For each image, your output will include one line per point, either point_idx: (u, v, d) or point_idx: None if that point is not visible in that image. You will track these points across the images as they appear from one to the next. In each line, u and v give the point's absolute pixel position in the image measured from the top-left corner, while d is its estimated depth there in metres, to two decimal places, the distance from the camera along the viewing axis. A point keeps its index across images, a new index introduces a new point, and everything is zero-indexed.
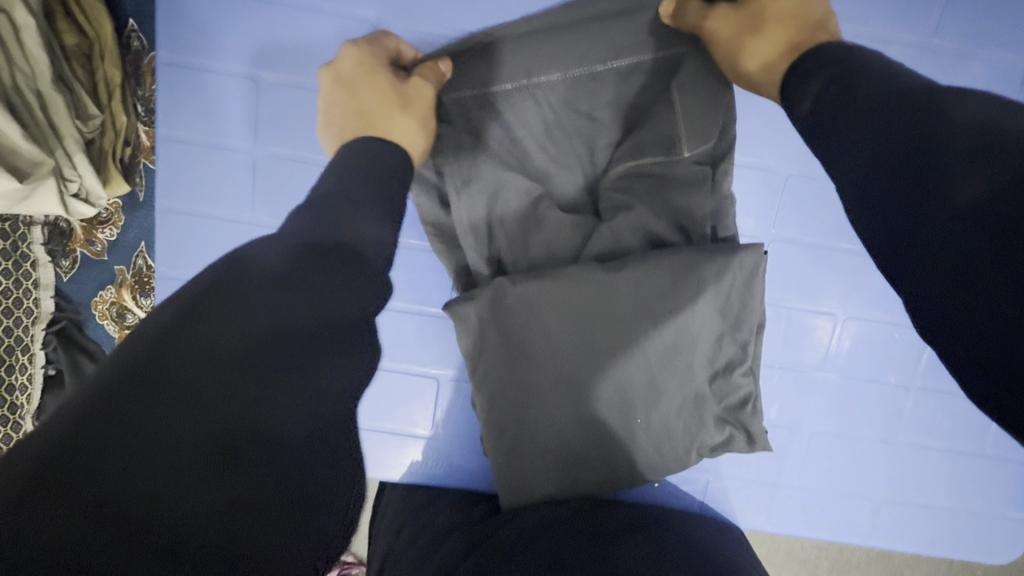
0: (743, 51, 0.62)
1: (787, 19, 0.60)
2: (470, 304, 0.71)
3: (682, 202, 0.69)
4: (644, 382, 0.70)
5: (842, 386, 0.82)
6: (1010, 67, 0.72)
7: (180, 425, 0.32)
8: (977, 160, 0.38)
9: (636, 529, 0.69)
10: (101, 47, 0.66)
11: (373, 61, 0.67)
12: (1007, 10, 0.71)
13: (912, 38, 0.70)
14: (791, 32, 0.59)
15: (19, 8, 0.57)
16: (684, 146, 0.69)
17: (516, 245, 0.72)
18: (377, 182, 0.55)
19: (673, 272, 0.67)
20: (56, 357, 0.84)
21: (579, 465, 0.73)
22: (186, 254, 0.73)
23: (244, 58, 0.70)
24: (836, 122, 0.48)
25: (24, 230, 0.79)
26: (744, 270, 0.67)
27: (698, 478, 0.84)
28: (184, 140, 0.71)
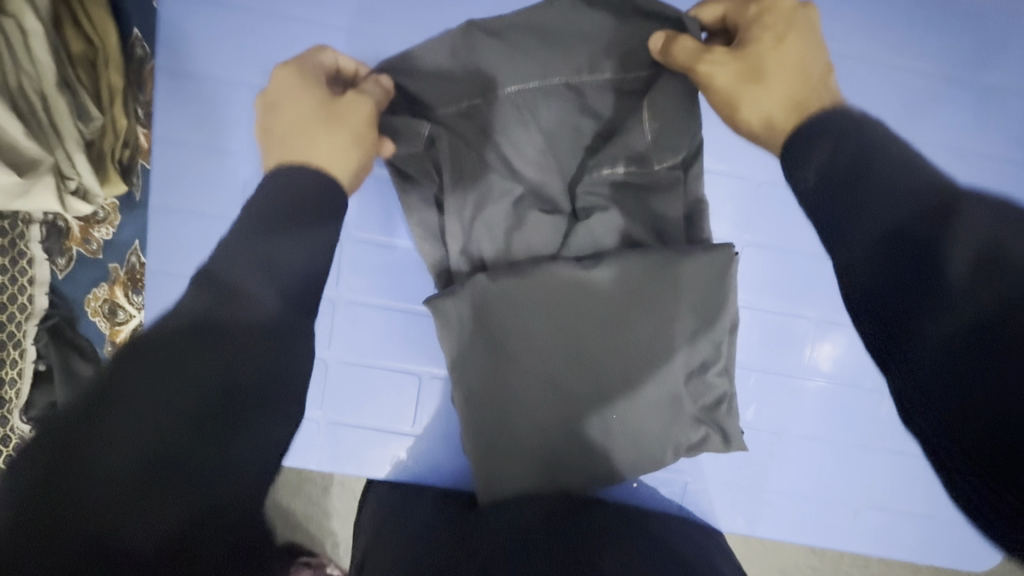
0: (743, 101, 0.59)
1: (790, 73, 0.58)
2: (450, 298, 0.64)
3: (654, 203, 0.66)
4: (621, 381, 0.63)
5: (857, 416, 0.72)
6: (971, 84, 0.70)
7: (57, 548, 0.36)
8: (978, 281, 0.36)
9: (616, 535, 0.62)
10: (106, 55, 0.70)
11: (306, 77, 0.63)
12: (963, 31, 0.70)
13: (875, 58, 0.70)
14: (796, 87, 0.57)
15: (28, 15, 0.60)
16: (656, 159, 0.65)
17: (501, 244, 0.66)
18: (291, 211, 0.50)
19: (649, 271, 0.63)
20: (47, 353, 0.77)
21: (557, 465, 0.66)
22: (175, 248, 0.69)
23: (236, 63, 0.67)
24: (849, 190, 0.44)
25: (22, 228, 0.73)
26: (721, 265, 0.63)
27: (675, 480, 0.72)
28: (181, 142, 0.68)
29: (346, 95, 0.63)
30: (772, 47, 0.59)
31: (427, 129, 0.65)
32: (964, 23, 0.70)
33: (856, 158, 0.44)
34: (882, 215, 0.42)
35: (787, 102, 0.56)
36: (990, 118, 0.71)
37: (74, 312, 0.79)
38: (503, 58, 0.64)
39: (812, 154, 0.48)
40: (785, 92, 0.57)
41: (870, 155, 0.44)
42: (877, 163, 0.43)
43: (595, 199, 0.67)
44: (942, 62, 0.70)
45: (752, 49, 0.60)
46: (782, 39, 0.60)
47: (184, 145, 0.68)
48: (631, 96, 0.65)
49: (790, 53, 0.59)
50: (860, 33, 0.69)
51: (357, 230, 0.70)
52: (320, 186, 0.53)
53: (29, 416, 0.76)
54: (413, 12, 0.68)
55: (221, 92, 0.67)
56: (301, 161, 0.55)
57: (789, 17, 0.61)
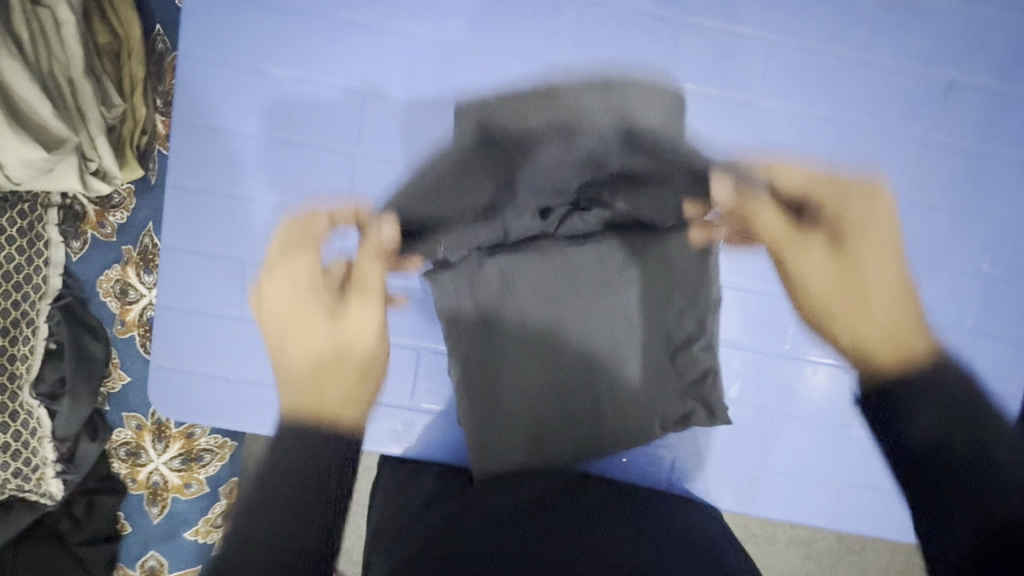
0: (844, 359, 0.58)
1: (896, 325, 0.58)
2: (449, 271, 0.67)
3: (648, 198, 0.69)
4: (605, 345, 0.68)
5: (838, 396, 0.73)
6: (995, 93, 0.68)
7: None
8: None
9: (617, 508, 0.63)
10: (129, 47, 0.75)
11: (299, 254, 0.64)
12: (989, 37, 0.67)
13: (900, 67, 0.67)
14: (899, 322, 0.58)
15: (62, 7, 0.66)
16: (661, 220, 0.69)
17: (497, 220, 0.68)
18: (275, 470, 0.44)
19: (633, 247, 0.68)
20: (59, 331, 0.80)
21: (550, 436, 0.69)
22: (188, 227, 0.68)
23: (249, 52, 0.65)
24: (946, 478, 0.43)
25: (40, 211, 0.78)
26: (707, 233, 0.68)
27: (663, 454, 0.73)
28: (192, 125, 0.66)
29: (350, 266, 0.64)
30: (860, 260, 0.62)
31: (447, 311, 0.68)
32: (990, 29, 0.67)
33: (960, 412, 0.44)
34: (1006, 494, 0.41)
35: (883, 333, 0.56)
36: (955, 113, 0.68)
37: (85, 293, 0.82)
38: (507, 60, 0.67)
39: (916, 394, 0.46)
40: (886, 321, 0.58)
41: (982, 425, 0.43)
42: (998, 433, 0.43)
43: (594, 194, 0.69)
44: (911, 55, 0.67)
45: (852, 311, 0.60)
46: (872, 259, 0.63)
47: (177, 125, 0.66)
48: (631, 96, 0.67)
49: (891, 313, 0.59)
50: (885, 41, 0.67)
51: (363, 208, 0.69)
52: (288, 437, 0.45)
53: (38, 392, 0.79)
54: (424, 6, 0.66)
55: (217, 74, 0.65)
56: (286, 391, 0.52)
57: (870, 240, 0.64)
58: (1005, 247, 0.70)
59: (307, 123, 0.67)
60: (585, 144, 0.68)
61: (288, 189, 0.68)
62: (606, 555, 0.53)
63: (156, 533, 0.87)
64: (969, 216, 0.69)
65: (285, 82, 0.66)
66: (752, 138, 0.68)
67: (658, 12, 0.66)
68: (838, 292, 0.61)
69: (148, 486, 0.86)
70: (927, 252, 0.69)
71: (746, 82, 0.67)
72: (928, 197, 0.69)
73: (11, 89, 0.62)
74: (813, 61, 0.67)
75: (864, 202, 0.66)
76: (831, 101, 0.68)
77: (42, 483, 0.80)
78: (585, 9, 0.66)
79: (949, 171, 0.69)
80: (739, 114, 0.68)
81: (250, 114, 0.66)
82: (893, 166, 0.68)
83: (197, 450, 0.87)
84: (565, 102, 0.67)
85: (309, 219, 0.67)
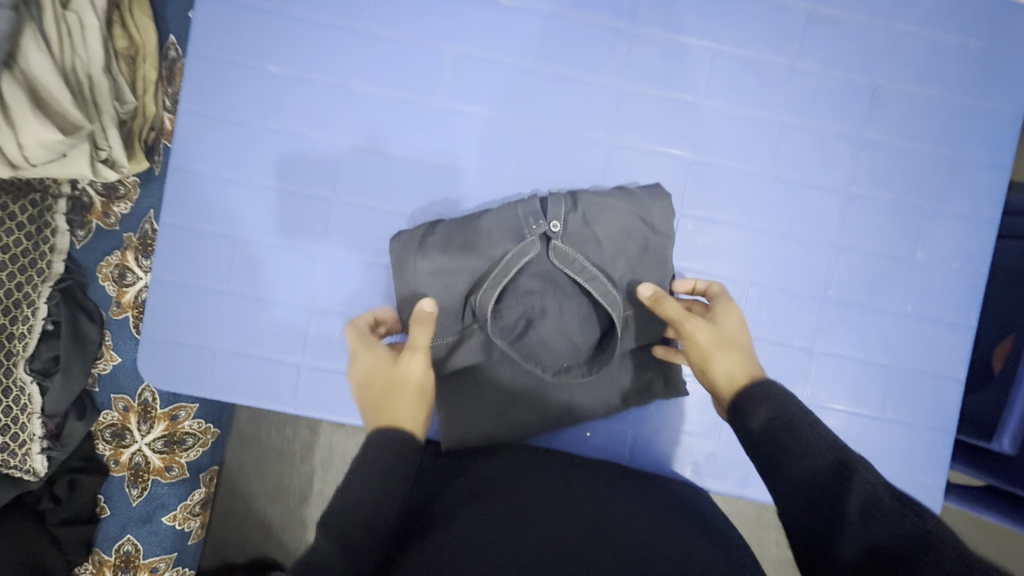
0: (713, 366, 0.60)
1: (749, 359, 0.60)
2: (407, 244, 0.68)
3: (608, 204, 0.70)
4: (569, 340, 0.70)
5: (793, 375, 0.77)
6: (916, 99, 0.76)
7: None
8: (864, 519, 0.43)
9: (596, 467, 0.69)
10: (144, 52, 0.84)
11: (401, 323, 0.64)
12: (909, 51, 0.76)
13: (832, 74, 0.76)
14: (751, 361, 0.59)
15: (88, 14, 0.75)
16: (629, 208, 0.70)
17: (468, 240, 0.68)
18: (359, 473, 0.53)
19: (587, 219, 0.70)
20: (57, 312, 0.84)
21: (514, 406, 0.72)
22: (188, 204, 0.74)
23: (254, 53, 0.74)
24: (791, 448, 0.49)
25: (49, 201, 0.83)
26: (657, 221, 0.70)
27: (626, 429, 0.77)
28: (199, 115, 0.73)
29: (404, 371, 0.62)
30: (738, 346, 0.61)
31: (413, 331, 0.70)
32: (910, 44, 0.76)
33: (787, 421, 0.50)
34: (807, 445, 0.48)
35: (741, 365, 0.59)
36: (881, 116, 0.76)
37: (86, 278, 0.87)
38: (484, 63, 0.74)
39: (776, 414, 0.51)
40: (747, 369, 0.59)
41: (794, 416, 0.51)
42: (809, 432, 0.49)
43: (558, 208, 0.68)
44: (838, 64, 0.76)
45: (722, 329, 0.62)
46: (744, 335, 0.63)
47: (187, 115, 0.73)
48: (594, 97, 0.75)
49: (735, 328, 0.63)
50: (818, 52, 0.76)
51: (344, 192, 0.74)
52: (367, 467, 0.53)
53: (32, 368, 0.82)
54: (409, 15, 0.74)
55: (225, 71, 0.73)
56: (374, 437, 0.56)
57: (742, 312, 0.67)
58: (933, 237, 0.77)
59: (299, 113, 0.74)
60: (550, 136, 0.75)
61: (280, 173, 0.74)
62: (599, 498, 0.60)
63: (134, 516, 0.89)
64: (898, 207, 0.77)
65: (283, 79, 0.73)
66: (698, 133, 0.76)
67: (613, 24, 0.75)
68: (712, 334, 0.61)
69: (130, 467, 0.89)
70: (862, 238, 0.77)
71: (693, 85, 0.75)
72: (862, 189, 0.76)
73: (36, 77, 0.70)
74: (755, 69, 0.75)
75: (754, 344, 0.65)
76: (768, 104, 0.76)
77: (27, 460, 0.82)
78: (549, 19, 0.75)
79: (879, 168, 0.76)
80: (687, 116, 0.76)
81: (251, 105, 0.74)
82: (827, 163, 0.76)
83: (180, 433, 0.91)
84: (533, 101, 0.75)
85: (296, 201, 0.74)
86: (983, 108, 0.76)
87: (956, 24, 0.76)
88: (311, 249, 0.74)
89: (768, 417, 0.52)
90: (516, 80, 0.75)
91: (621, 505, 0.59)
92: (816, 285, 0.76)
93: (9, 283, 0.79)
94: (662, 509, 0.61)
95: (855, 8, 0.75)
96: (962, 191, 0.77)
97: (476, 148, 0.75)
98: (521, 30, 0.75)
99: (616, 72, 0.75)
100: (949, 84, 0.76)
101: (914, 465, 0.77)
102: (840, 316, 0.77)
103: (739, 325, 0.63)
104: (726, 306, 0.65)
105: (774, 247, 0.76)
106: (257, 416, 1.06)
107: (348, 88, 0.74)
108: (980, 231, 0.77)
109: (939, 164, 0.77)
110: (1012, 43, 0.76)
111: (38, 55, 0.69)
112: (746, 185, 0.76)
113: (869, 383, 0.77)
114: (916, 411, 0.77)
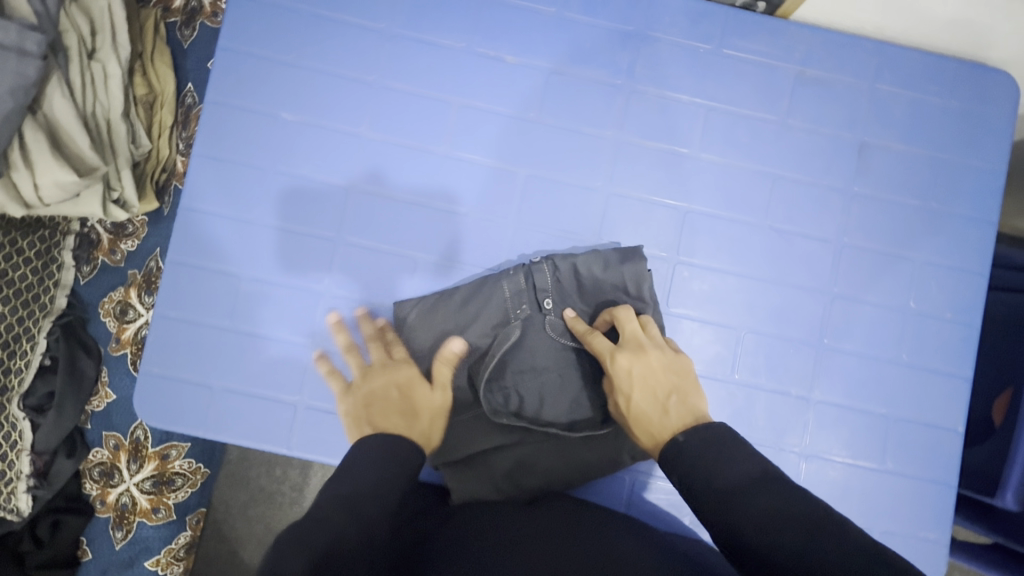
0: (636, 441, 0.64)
1: (648, 424, 0.61)
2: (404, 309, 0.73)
3: (585, 274, 0.74)
4: (571, 399, 0.73)
5: (791, 423, 0.76)
6: (902, 155, 0.79)
7: None
8: (782, 485, 0.48)
9: (611, 513, 0.66)
10: (162, 99, 0.90)
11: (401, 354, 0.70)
12: (894, 110, 0.80)
13: (821, 131, 0.79)
14: (655, 431, 0.60)
15: (112, 63, 0.80)
16: (618, 264, 0.74)
17: (466, 309, 0.73)
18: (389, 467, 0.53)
19: (578, 283, 0.74)
20: (56, 348, 0.84)
21: (523, 470, 0.71)
22: (194, 242, 0.75)
23: (269, 101, 0.77)
24: (716, 444, 0.52)
25: (58, 237, 0.85)
26: (630, 283, 0.73)
27: (623, 475, 0.75)
28: (208, 156, 0.76)
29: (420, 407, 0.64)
30: (632, 417, 0.63)
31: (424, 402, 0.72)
32: (893, 103, 0.80)
33: (707, 434, 0.54)
34: (733, 450, 0.51)
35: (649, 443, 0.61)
36: (869, 170, 0.79)
37: (87, 314, 0.88)
38: (487, 113, 0.78)
39: (681, 456, 0.53)
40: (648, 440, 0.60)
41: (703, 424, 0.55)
42: (722, 465, 0.50)
43: (544, 280, 0.73)
44: (827, 121, 0.79)
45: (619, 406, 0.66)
46: (632, 396, 0.64)
47: (202, 157, 0.76)
48: (593, 148, 0.78)
49: (640, 397, 0.63)
50: (808, 110, 0.79)
51: (347, 233, 0.76)
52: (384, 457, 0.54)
53: (26, 405, 0.82)
54: (417, 69, 0.78)
55: (241, 118, 0.77)
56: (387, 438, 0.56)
57: (647, 351, 0.66)
58: (924, 286, 0.78)
59: (308, 156, 0.77)
60: (551, 184, 0.78)
61: (288, 216, 0.76)
62: (600, 523, 0.61)
63: (116, 561, 0.86)
64: (889, 257, 0.78)
65: (294, 125, 0.76)
66: (694, 183, 0.78)
67: (611, 81, 0.79)
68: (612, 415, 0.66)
69: (116, 509, 0.87)
70: (856, 286, 0.78)
71: (687, 137, 0.79)
72: (854, 240, 0.78)
73: (57, 120, 0.74)
74: (743, 123, 0.79)
75: (668, 374, 0.65)
76: (760, 157, 0.79)
77: (11, 499, 0.80)
78: (551, 75, 0.78)
79: (869, 219, 0.79)
80: (682, 167, 0.78)
81: (262, 150, 0.76)
82: (819, 213, 0.78)
83: (170, 473, 0.89)
84: (533, 147, 0.78)
85: (303, 240, 0.76)
86: (966, 165, 0.79)
87: (937, 87, 0.80)
88: (313, 287, 0.75)
89: (674, 458, 0.53)
90: (515, 129, 0.78)
91: (631, 535, 0.59)
92: (811, 332, 0.77)
93: (11, 318, 0.79)
94: (675, 545, 0.60)
95: (841, 69, 0.80)
96: (951, 241, 0.79)
97: (478, 193, 0.77)
98: (525, 84, 0.78)
99: (615, 124, 0.79)
100: (932, 142, 0.79)
101: (918, 519, 0.75)
102: (831, 362, 0.77)
103: (629, 385, 0.65)
104: (610, 370, 0.66)
105: (768, 294, 0.77)
106: (247, 457, 1.02)
107: (357, 135, 0.77)
108: (970, 283, 0.78)
109: (926, 217, 0.79)
110: (991, 104, 0.80)
111: (62, 100, 0.73)
112: (741, 234, 0.78)
113: (868, 433, 0.77)
114: (916, 462, 0.77)
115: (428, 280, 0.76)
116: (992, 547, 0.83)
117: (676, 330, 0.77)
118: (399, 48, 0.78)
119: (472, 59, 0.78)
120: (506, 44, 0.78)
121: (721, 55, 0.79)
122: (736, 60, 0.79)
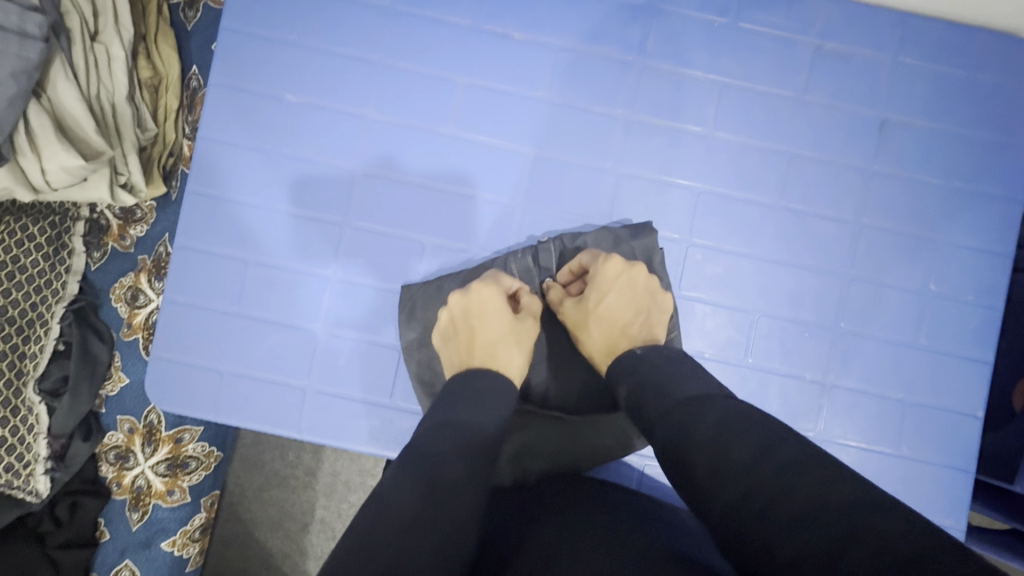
0: (586, 334, 0.68)
1: (615, 326, 0.68)
2: (409, 291, 0.73)
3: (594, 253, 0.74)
4: (580, 381, 0.73)
5: (803, 408, 0.75)
6: (923, 132, 0.76)
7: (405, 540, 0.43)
8: None
9: (619, 487, 0.67)
10: (167, 82, 0.89)
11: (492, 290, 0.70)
12: (916, 85, 0.76)
13: (840, 108, 0.76)
14: (615, 336, 0.67)
15: (115, 45, 0.80)
16: (629, 242, 0.73)
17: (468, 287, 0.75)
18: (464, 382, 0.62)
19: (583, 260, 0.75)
20: (69, 333, 0.85)
21: (530, 454, 0.71)
22: (200, 227, 0.75)
23: (273, 82, 0.76)
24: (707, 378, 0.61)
25: (69, 223, 0.84)
26: (642, 259, 0.73)
27: (632, 459, 0.75)
28: (213, 138, 0.75)
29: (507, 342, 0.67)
30: (597, 313, 0.68)
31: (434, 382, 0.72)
32: (915, 77, 0.76)
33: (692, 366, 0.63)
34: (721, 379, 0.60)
35: (604, 340, 0.67)
36: (888, 148, 0.76)
37: (99, 299, 0.88)
38: (495, 92, 0.76)
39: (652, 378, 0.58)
40: (604, 340, 0.67)
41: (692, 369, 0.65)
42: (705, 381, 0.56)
43: (550, 259, 0.74)
44: (845, 97, 0.76)
45: (585, 302, 0.69)
46: (607, 295, 0.69)
47: (206, 141, 0.75)
48: (601, 128, 0.76)
49: (614, 302, 0.69)
50: (826, 86, 0.76)
51: (354, 216, 0.75)
52: (494, 388, 0.61)
53: (41, 389, 0.82)
54: (422, 48, 0.76)
55: (246, 101, 0.76)
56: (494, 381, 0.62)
57: (633, 270, 0.70)
58: (944, 268, 0.76)
59: (313, 139, 0.76)
60: (558, 165, 0.76)
61: (295, 200, 0.75)
62: (618, 487, 0.67)
63: (134, 541, 0.88)
64: (908, 238, 0.76)
65: (299, 107, 0.75)
66: (707, 163, 0.76)
67: (622, 57, 0.76)
68: (574, 311, 0.70)
69: (132, 491, 0.89)
70: (873, 269, 0.76)
71: (700, 116, 0.76)
72: (873, 221, 0.76)
73: (62, 104, 0.73)
74: (757, 100, 0.76)
75: (646, 297, 0.70)
76: (776, 135, 0.76)
77: (30, 480, 0.82)
78: (560, 53, 0.76)
79: (888, 199, 0.76)
80: (694, 146, 0.76)
81: (267, 133, 0.76)
82: (837, 193, 0.76)
83: (184, 456, 0.91)
84: (541, 128, 0.76)
85: (309, 225, 0.75)
86: (989, 141, 0.76)
87: (962, 60, 0.76)
88: (320, 272, 0.75)
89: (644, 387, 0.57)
90: (524, 109, 0.76)
91: (643, 502, 0.63)
92: (826, 315, 0.75)
93: (25, 304, 0.80)
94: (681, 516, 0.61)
95: (861, 43, 0.77)
96: (972, 221, 0.76)
97: (485, 175, 0.76)
98: (534, 61, 0.76)
99: (626, 104, 0.76)
100: (955, 118, 0.76)
101: (933, 505, 0.74)
102: (846, 346, 0.75)
103: (609, 287, 0.69)
104: (595, 269, 0.70)
105: (781, 276, 0.76)
106: (260, 440, 1.03)
107: (362, 117, 0.76)
108: (992, 264, 0.76)
109: (949, 195, 0.76)
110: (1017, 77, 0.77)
111: (66, 84, 0.73)
112: (755, 215, 0.76)
113: (882, 418, 0.75)
114: (933, 447, 0.75)
115: (436, 264, 0.75)
116: (1008, 533, 0.82)
117: (686, 315, 0.75)
118: (404, 27, 0.76)
119: (480, 38, 0.76)
120: (513, 21, 0.76)
121: (736, 30, 0.77)
122: (752, 35, 0.77)
